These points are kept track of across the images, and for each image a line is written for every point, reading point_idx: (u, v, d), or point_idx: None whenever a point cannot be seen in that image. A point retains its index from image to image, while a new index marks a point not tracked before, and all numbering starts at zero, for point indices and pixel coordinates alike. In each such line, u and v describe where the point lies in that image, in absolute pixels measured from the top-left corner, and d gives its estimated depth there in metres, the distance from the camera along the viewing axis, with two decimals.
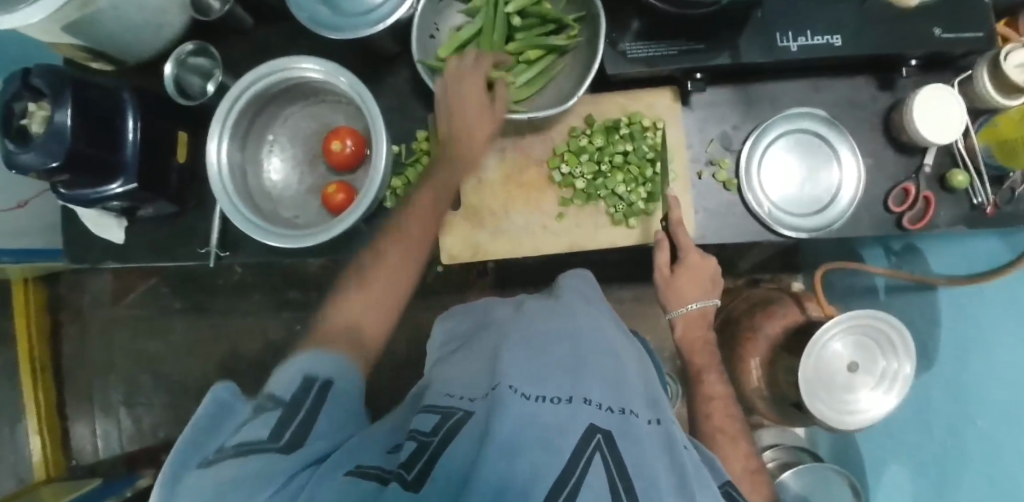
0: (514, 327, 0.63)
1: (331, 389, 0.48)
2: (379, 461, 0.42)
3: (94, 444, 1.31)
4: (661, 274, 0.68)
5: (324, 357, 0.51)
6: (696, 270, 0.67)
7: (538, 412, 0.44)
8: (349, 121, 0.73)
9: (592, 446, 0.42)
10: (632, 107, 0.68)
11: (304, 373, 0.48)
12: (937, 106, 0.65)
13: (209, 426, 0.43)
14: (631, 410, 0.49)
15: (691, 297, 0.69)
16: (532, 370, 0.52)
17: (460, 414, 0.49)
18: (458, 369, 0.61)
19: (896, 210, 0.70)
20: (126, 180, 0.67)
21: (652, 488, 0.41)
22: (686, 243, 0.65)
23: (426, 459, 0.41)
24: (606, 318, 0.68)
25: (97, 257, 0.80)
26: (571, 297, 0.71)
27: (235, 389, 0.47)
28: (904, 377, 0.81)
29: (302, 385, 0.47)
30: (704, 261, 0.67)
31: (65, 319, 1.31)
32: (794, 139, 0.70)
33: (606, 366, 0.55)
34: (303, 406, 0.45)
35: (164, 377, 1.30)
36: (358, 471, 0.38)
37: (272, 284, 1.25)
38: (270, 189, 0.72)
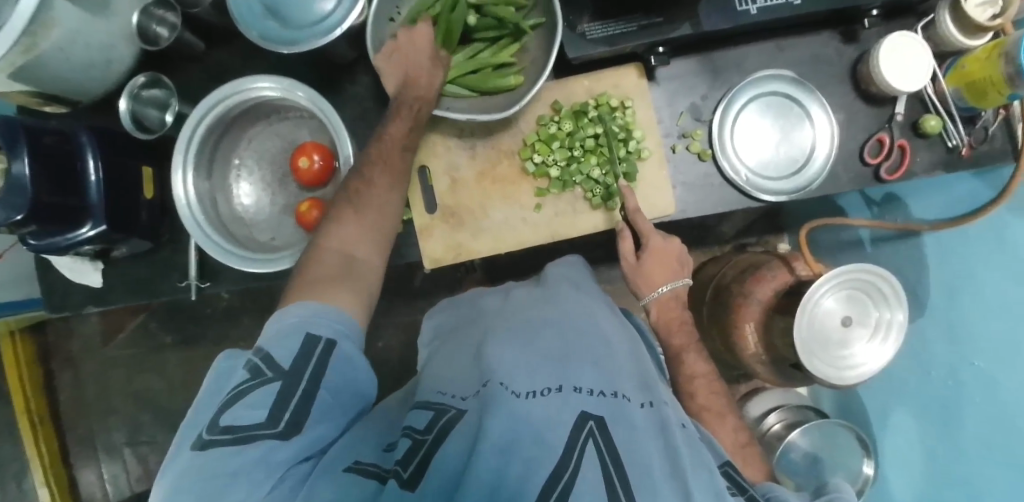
0: (503, 320, 0.64)
1: (333, 352, 0.48)
2: (377, 458, 0.45)
3: (103, 487, 1.29)
4: (627, 262, 0.68)
5: (321, 313, 0.49)
6: (661, 252, 0.67)
7: (531, 407, 0.46)
8: (314, 134, 0.71)
9: (586, 435, 0.43)
10: (598, 88, 0.67)
11: (305, 332, 0.48)
12: (900, 56, 0.65)
13: (209, 395, 0.46)
14: (622, 395, 0.50)
15: (660, 280, 0.68)
16: (522, 363, 0.53)
17: (453, 412, 0.50)
18: (452, 359, 0.63)
19: (872, 163, 0.70)
20: (96, 223, 0.65)
21: (646, 475, 0.41)
22: (648, 229, 0.64)
23: (423, 456, 0.43)
24: (594, 300, 0.69)
25: (78, 303, 0.79)
26: (559, 282, 0.72)
27: (237, 352, 0.50)
28: (898, 326, 0.81)
29: (302, 347, 0.47)
30: (667, 243, 0.67)
31: (57, 366, 1.29)
32: (764, 102, 0.69)
33: (596, 351, 0.56)
34: (303, 380, 0.45)
35: (165, 412, 1.28)
36: (355, 469, 0.43)
37: (262, 306, 1.24)
38: (242, 214, 0.71)
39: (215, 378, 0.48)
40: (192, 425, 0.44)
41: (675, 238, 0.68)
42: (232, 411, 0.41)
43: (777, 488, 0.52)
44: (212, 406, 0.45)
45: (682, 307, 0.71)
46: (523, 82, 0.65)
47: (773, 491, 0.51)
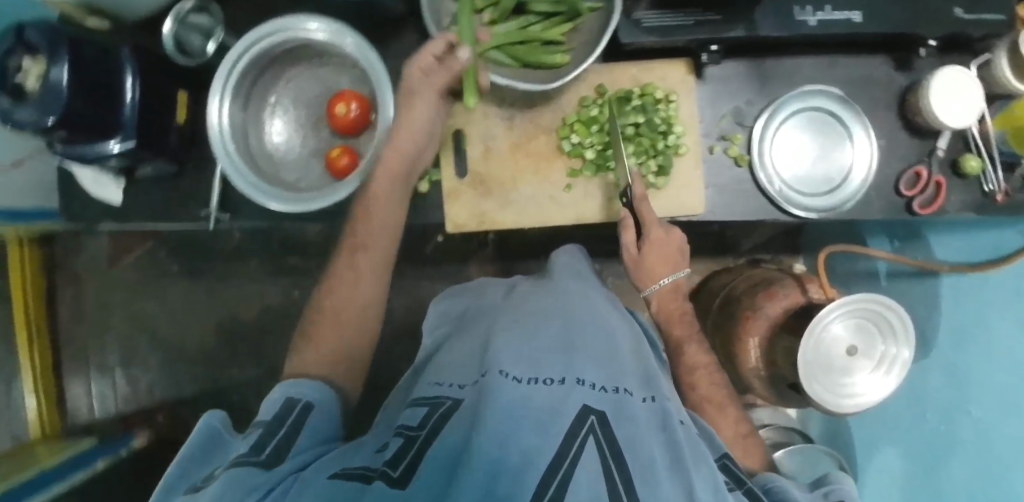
0: (507, 310, 0.63)
1: (312, 409, 0.52)
2: (365, 461, 0.43)
3: (90, 404, 1.30)
4: (627, 254, 0.66)
5: (304, 382, 0.55)
6: (662, 246, 0.63)
7: (532, 394, 0.46)
8: (354, 83, 0.71)
9: (586, 429, 0.43)
10: (645, 78, 0.67)
11: (288, 398, 0.52)
12: (951, 91, 0.64)
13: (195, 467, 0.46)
14: (624, 389, 0.51)
15: (661, 273, 0.66)
16: (524, 351, 0.52)
17: (450, 402, 0.50)
18: (451, 353, 0.62)
19: (907, 194, 0.69)
20: (125, 137, 0.65)
21: (647, 470, 0.42)
22: (651, 220, 0.61)
23: (412, 457, 0.42)
24: (598, 295, 0.69)
25: (95, 216, 0.79)
26: (564, 275, 0.72)
27: (224, 417, 0.52)
28: (902, 362, 0.81)
29: (285, 406, 0.51)
30: (669, 235, 0.63)
31: (61, 280, 1.30)
32: (808, 116, 0.68)
33: (601, 345, 0.56)
34: (281, 429, 0.47)
35: (160, 340, 1.29)
36: (340, 474, 0.40)
37: (270, 250, 1.25)
38: (272, 151, 0.71)
39: (201, 440, 0.48)
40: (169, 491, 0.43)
41: (678, 229, 0.65)
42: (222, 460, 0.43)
43: (773, 477, 0.54)
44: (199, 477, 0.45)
45: (681, 301, 0.70)
46: (568, 62, 0.62)
47: (774, 482, 0.54)
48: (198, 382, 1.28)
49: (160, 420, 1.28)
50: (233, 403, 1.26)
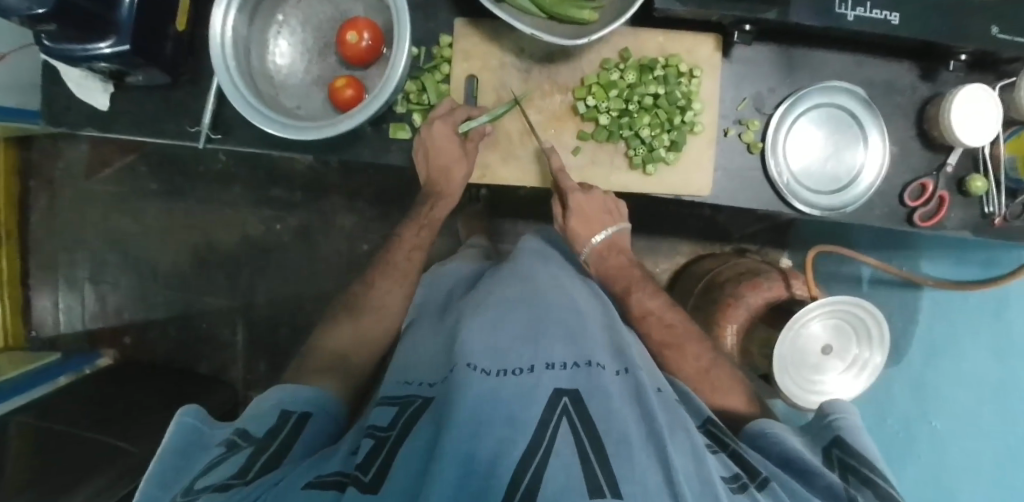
0: (478, 299, 0.64)
1: (305, 423, 0.53)
2: (339, 465, 0.43)
3: (55, 317, 1.27)
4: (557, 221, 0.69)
5: (296, 391, 0.56)
6: (582, 210, 0.66)
7: (499, 385, 0.46)
8: (367, 12, 0.67)
9: (559, 413, 0.44)
10: (671, 48, 0.65)
11: (281, 408, 0.53)
12: (973, 108, 0.63)
13: (180, 462, 0.46)
14: (597, 364, 0.51)
15: (589, 234, 0.69)
16: (493, 342, 0.52)
17: (419, 402, 0.50)
18: (422, 347, 0.62)
19: (910, 204, 0.69)
20: (118, 41, 0.60)
21: (622, 440, 0.42)
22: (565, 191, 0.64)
23: (384, 458, 0.42)
24: (565, 275, 0.69)
25: (77, 122, 0.74)
26: (528, 256, 0.72)
27: (202, 413, 0.51)
28: (873, 366, 0.84)
29: (278, 418, 0.52)
30: (590, 197, 0.65)
31: (35, 186, 1.25)
32: (827, 112, 0.67)
33: (569, 324, 0.57)
34: (274, 443, 0.48)
35: (134, 259, 1.26)
36: (315, 483, 0.40)
37: (256, 179, 1.22)
38: (273, 72, 0.67)
39: (182, 435, 0.48)
40: (158, 484, 0.43)
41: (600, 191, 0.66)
42: (208, 475, 0.43)
43: (773, 426, 0.56)
44: (183, 475, 0.44)
45: (621, 254, 0.73)
46: (597, 21, 0.59)
47: (770, 431, 0.55)
48: (171, 307, 1.26)
49: (128, 340, 1.26)
50: (203, 332, 1.24)
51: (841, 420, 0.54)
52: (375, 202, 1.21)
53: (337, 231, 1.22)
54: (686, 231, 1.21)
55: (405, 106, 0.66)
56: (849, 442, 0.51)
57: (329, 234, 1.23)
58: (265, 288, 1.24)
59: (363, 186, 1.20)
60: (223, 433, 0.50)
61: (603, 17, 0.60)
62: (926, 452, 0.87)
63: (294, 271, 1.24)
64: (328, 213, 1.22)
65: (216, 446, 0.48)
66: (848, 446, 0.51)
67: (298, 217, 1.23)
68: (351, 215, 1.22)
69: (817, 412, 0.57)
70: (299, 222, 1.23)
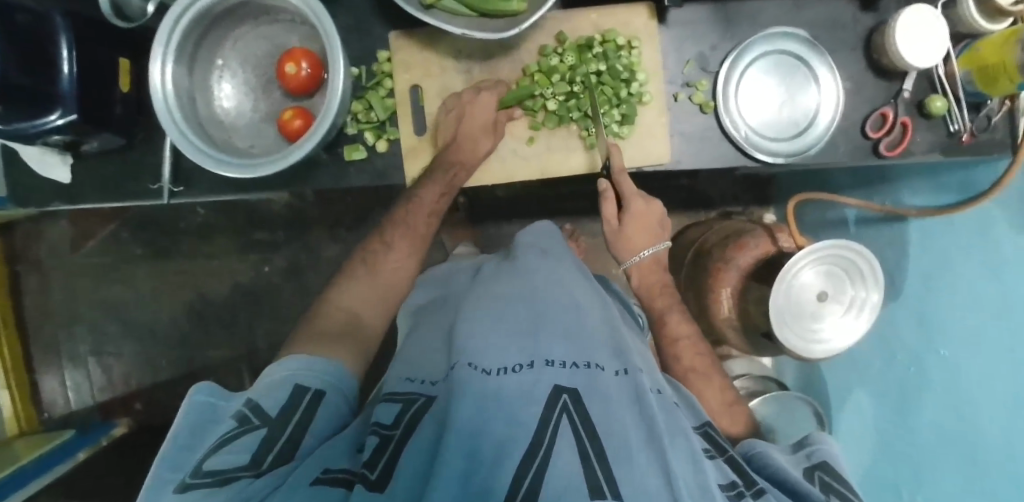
0: (474, 296, 0.63)
1: (320, 401, 0.53)
2: (346, 462, 0.44)
3: (65, 395, 1.28)
4: (608, 226, 0.70)
5: (311, 364, 0.55)
6: (642, 217, 0.69)
7: (500, 386, 0.45)
8: (304, 41, 0.68)
9: (559, 410, 0.43)
10: (606, 24, 0.65)
11: (295, 383, 0.53)
12: (918, 29, 0.62)
13: (190, 438, 0.46)
14: (596, 364, 0.50)
15: (641, 245, 0.70)
16: (492, 339, 0.51)
17: (422, 400, 0.50)
18: (421, 344, 0.61)
19: (873, 137, 0.69)
20: (66, 111, 0.60)
21: (622, 444, 0.42)
22: (630, 192, 0.67)
23: (389, 457, 0.42)
24: (560, 261, 0.69)
25: (42, 199, 0.75)
26: (528, 252, 0.70)
27: (215, 388, 0.52)
28: (871, 306, 0.82)
29: (292, 396, 0.52)
30: (650, 208, 0.69)
31: (23, 270, 1.26)
32: (772, 60, 0.67)
33: (568, 319, 0.55)
34: (288, 427, 0.48)
35: (132, 325, 1.27)
36: (324, 479, 0.41)
37: (237, 225, 1.22)
38: (222, 116, 0.67)
39: (195, 412, 0.49)
40: (174, 463, 0.43)
41: (657, 204, 0.71)
42: (216, 457, 0.42)
43: (759, 445, 0.55)
44: (194, 453, 0.45)
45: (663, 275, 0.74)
46: (526, 10, 0.58)
47: (759, 449, 0.55)
48: (175, 366, 1.26)
49: (139, 406, 1.27)
50: (211, 385, 1.25)
51: (822, 446, 0.54)
52: (356, 228, 1.21)
53: (325, 263, 1.22)
54: (667, 203, 1.21)
55: (355, 126, 0.65)
56: (833, 465, 0.51)
57: (317, 267, 1.23)
58: (263, 332, 1.25)
59: (342, 215, 1.20)
60: (236, 405, 0.50)
61: (532, 5, 0.60)
62: (939, 382, 0.79)
63: (290, 310, 1.24)
64: (312, 247, 1.22)
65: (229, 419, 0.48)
66: (833, 470, 0.51)
67: (284, 256, 1.23)
68: (336, 246, 1.22)
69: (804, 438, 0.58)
70: (286, 261, 1.23)
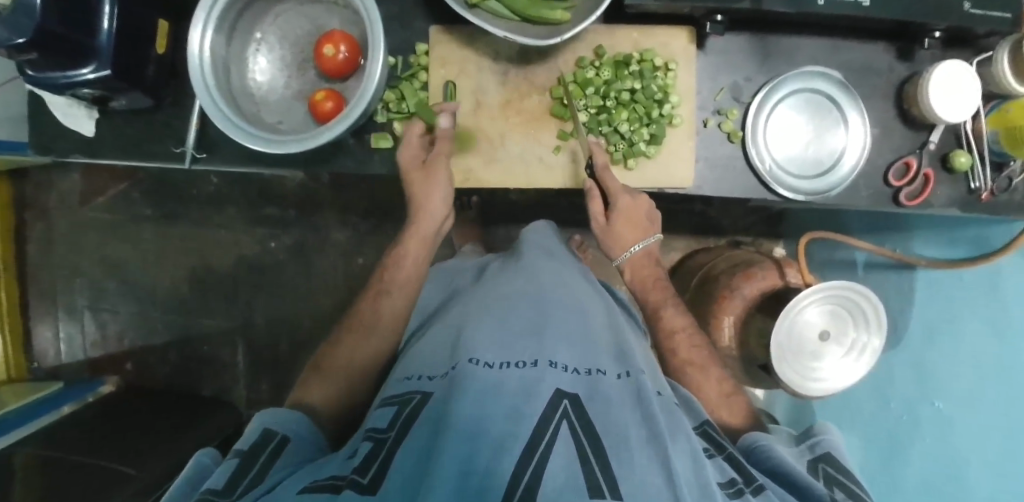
0: (480, 296, 0.63)
1: (291, 437, 0.52)
2: (337, 469, 0.43)
3: (57, 347, 1.28)
4: (596, 225, 0.67)
5: (278, 409, 0.55)
6: (631, 212, 0.65)
7: (501, 383, 0.46)
8: (344, 25, 0.68)
9: (560, 414, 0.43)
10: (645, 43, 0.65)
11: (263, 426, 0.52)
12: (952, 84, 0.63)
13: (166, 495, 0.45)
14: (599, 369, 0.51)
15: (630, 241, 0.67)
16: (496, 339, 0.52)
17: (418, 399, 0.49)
18: (424, 343, 0.61)
19: (895, 185, 0.69)
20: (100, 66, 0.60)
21: (622, 446, 0.42)
22: (615, 188, 0.63)
23: (381, 462, 0.41)
24: (569, 272, 0.69)
25: (63, 150, 0.75)
26: (533, 251, 0.72)
27: (207, 449, 0.51)
28: (872, 349, 0.82)
29: (262, 435, 0.51)
30: (638, 202, 0.65)
31: (31, 218, 1.26)
32: (805, 97, 0.67)
33: (572, 325, 0.56)
34: (259, 458, 0.47)
35: (132, 285, 1.26)
36: (311, 488, 0.40)
37: (249, 198, 1.22)
38: (254, 89, 0.68)
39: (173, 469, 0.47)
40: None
41: (646, 196, 0.66)
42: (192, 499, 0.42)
43: (760, 437, 0.56)
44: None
45: (655, 265, 0.71)
46: (569, 20, 0.59)
47: (761, 440, 0.55)
48: (170, 331, 1.26)
49: (129, 367, 1.26)
50: (204, 355, 1.25)
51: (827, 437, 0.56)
52: (367, 214, 1.21)
53: (332, 247, 1.22)
54: (678, 227, 1.21)
55: (385, 115, 0.66)
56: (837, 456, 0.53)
57: (323, 249, 1.23)
58: (263, 308, 1.24)
59: (354, 200, 1.20)
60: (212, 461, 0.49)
61: (575, 16, 0.60)
62: (934, 430, 0.80)
63: (291, 288, 1.24)
64: (321, 229, 1.22)
65: (204, 471, 0.47)
66: (836, 461, 0.53)
67: (292, 235, 1.23)
68: (344, 230, 1.22)
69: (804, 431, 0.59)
70: (293, 239, 1.23)
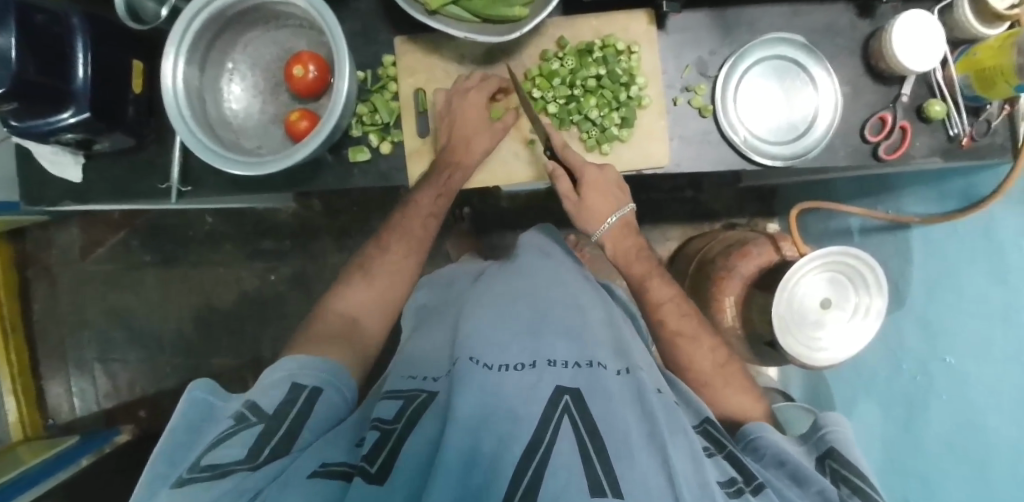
0: (475, 297, 0.63)
1: (317, 399, 0.52)
2: (346, 455, 0.42)
3: (71, 401, 1.28)
4: (568, 203, 0.66)
5: (308, 367, 0.54)
6: (597, 183, 0.64)
7: (502, 381, 0.46)
8: (312, 47, 0.69)
9: (561, 410, 0.43)
10: (606, 30, 0.66)
11: (293, 382, 0.52)
12: (917, 34, 0.63)
13: (188, 435, 0.46)
14: (598, 363, 0.51)
15: (605, 212, 0.66)
16: (494, 338, 0.52)
17: (425, 396, 0.49)
18: (424, 344, 0.61)
19: (873, 140, 0.69)
20: (79, 109, 0.62)
21: (623, 442, 0.41)
22: (578, 162, 0.64)
23: (389, 451, 0.41)
24: (566, 267, 0.69)
25: (54, 198, 0.76)
26: (528, 253, 0.71)
27: (213, 387, 0.52)
28: (876, 310, 0.80)
29: (290, 392, 0.51)
30: (605, 171, 0.65)
31: (34, 276, 1.28)
32: (769, 66, 0.68)
33: (570, 321, 0.56)
34: (284, 424, 0.47)
35: (139, 332, 1.28)
36: (321, 473, 0.40)
37: (245, 233, 1.24)
38: (230, 118, 0.69)
39: (194, 409, 0.49)
40: (167, 459, 0.43)
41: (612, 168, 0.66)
42: (213, 453, 0.42)
43: (764, 432, 0.54)
44: (192, 451, 0.44)
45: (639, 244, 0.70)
46: (527, 16, 0.59)
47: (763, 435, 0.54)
48: (180, 373, 1.27)
49: (142, 414, 1.27)
50: None
51: (836, 429, 0.55)
52: (364, 236, 1.21)
53: (332, 272, 1.23)
54: (673, 214, 1.21)
55: (360, 129, 0.67)
56: (843, 452, 0.51)
57: (324, 277, 1.24)
58: (270, 341, 1.25)
59: (350, 224, 1.21)
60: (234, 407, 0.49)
61: (532, 10, 0.61)
62: (946, 391, 0.77)
63: (295, 319, 1.25)
64: (319, 256, 1.23)
65: (226, 420, 0.48)
66: (842, 457, 0.51)
67: (291, 265, 1.24)
68: (342, 254, 1.23)
69: (812, 425, 0.57)
70: (293, 269, 1.24)
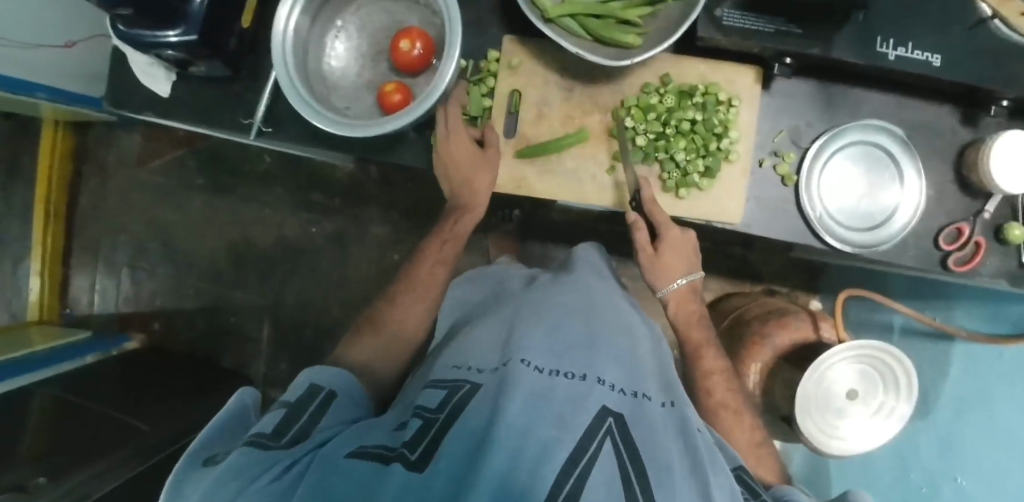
0: (528, 301, 0.63)
1: (334, 397, 0.53)
2: (385, 438, 0.44)
3: (91, 298, 1.32)
4: (643, 256, 0.67)
5: (327, 371, 0.57)
6: (676, 244, 0.66)
7: (552, 387, 0.46)
8: (422, 24, 0.70)
9: (605, 430, 0.43)
10: (711, 77, 0.66)
11: (311, 382, 0.55)
12: (1017, 156, 0.62)
13: (220, 430, 0.49)
14: (644, 394, 0.51)
15: (677, 272, 0.68)
16: (547, 344, 0.52)
17: (469, 387, 0.50)
18: (471, 339, 0.62)
19: (945, 248, 0.68)
20: (186, 30, 0.63)
21: (664, 474, 0.43)
22: (664, 221, 0.65)
23: (431, 440, 0.42)
24: (617, 292, 0.69)
25: (137, 106, 0.78)
26: (583, 269, 0.71)
27: (249, 395, 0.55)
28: (900, 414, 0.80)
29: (309, 390, 0.53)
30: (684, 235, 0.67)
31: (87, 171, 1.31)
32: (862, 150, 0.68)
33: (622, 347, 0.56)
34: (305, 412, 0.49)
35: (172, 248, 1.30)
36: (358, 454, 0.41)
37: (298, 181, 1.26)
38: (328, 74, 0.70)
39: (225, 409, 0.51)
40: (203, 445, 0.46)
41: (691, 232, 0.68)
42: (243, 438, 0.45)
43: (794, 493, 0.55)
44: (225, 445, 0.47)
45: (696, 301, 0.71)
46: (639, 46, 0.60)
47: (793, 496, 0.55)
48: (201, 297, 1.29)
49: (156, 327, 1.30)
50: (230, 326, 1.27)
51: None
52: (410, 213, 1.23)
53: (371, 239, 1.25)
54: (713, 266, 1.20)
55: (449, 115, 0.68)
56: None
57: (361, 241, 1.25)
58: (294, 289, 1.27)
59: (400, 198, 1.23)
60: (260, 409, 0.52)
61: (647, 41, 0.61)
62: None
63: (323, 274, 1.26)
64: (363, 220, 1.25)
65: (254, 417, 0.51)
66: None
67: (333, 223, 1.26)
68: (385, 225, 1.24)
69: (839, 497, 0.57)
70: (334, 227, 1.26)
